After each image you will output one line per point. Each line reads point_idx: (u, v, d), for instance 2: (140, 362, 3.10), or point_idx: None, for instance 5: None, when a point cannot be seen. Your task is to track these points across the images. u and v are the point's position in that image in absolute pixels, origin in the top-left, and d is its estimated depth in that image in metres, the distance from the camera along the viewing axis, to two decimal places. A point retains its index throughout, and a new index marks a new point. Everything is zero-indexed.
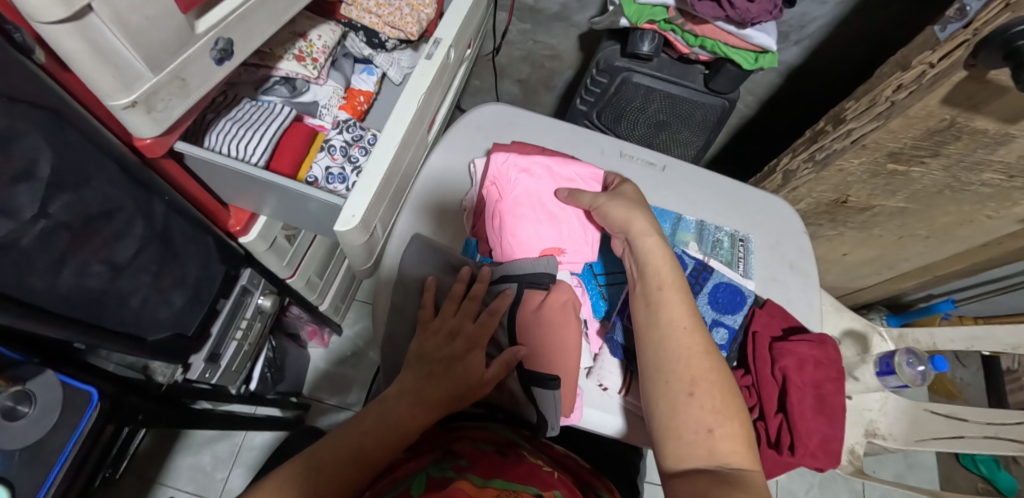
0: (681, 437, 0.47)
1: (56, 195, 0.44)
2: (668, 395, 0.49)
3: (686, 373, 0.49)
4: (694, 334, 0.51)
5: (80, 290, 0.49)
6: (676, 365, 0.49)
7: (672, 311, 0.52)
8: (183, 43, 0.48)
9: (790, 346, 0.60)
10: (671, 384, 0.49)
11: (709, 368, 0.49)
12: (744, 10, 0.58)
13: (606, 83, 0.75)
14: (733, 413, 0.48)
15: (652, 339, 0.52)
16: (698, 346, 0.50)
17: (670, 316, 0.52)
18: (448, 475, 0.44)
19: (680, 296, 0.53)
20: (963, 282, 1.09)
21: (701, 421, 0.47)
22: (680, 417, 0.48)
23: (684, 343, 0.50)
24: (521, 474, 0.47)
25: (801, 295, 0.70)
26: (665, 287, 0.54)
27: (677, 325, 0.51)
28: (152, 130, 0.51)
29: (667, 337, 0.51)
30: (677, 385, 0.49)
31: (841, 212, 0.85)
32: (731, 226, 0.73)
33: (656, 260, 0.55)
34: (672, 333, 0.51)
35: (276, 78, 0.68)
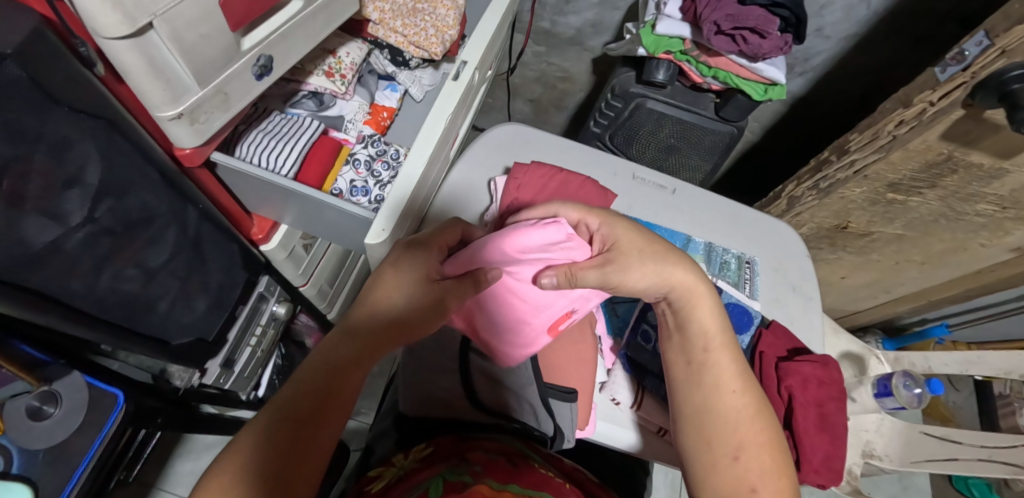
0: (718, 490, 0.46)
1: (102, 202, 0.46)
2: (708, 449, 0.47)
3: (733, 438, 0.47)
4: (745, 391, 0.49)
5: (115, 293, 0.51)
6: (723, 429, 0.47)
7: (721, 371, 0.50)
8: (229, 59, 0.51)
9: (795, 365, 0.62)
10: (710, 443, 0.47)
11: (758, 433, 0.47)
12: (756, 45, 0.62)
13: (620, 107, 0.78)
14: (767, 453, 0.47)
15: (695, 398, 0.50)
16: (747, 409, 0.48)
17: (717, 379, 0.49)
18: (462, 478, 0.43)
19: (731, 357, 0.51)
20: (957, 307, 1.12)
21: (739, 481, 0.45)
22: (715, 474, 0.46)
23: (729, 403, 0.48)
24: (539, 482, 0.46)
25: (804, 316, 0.73)
26: (715, 347, 0.51)
27: (724, 388, 0.49)
28: (193, 140, 0.53)
29: (713, 398, 0.49)
30: (722, 449, 0.47)
31: (841, 237, 0.88)
32: (738, 249, 0.75)
33: (701, 319, 0.52)
34: (717, 396, 0.49)
35: (304, 93, 0.71)
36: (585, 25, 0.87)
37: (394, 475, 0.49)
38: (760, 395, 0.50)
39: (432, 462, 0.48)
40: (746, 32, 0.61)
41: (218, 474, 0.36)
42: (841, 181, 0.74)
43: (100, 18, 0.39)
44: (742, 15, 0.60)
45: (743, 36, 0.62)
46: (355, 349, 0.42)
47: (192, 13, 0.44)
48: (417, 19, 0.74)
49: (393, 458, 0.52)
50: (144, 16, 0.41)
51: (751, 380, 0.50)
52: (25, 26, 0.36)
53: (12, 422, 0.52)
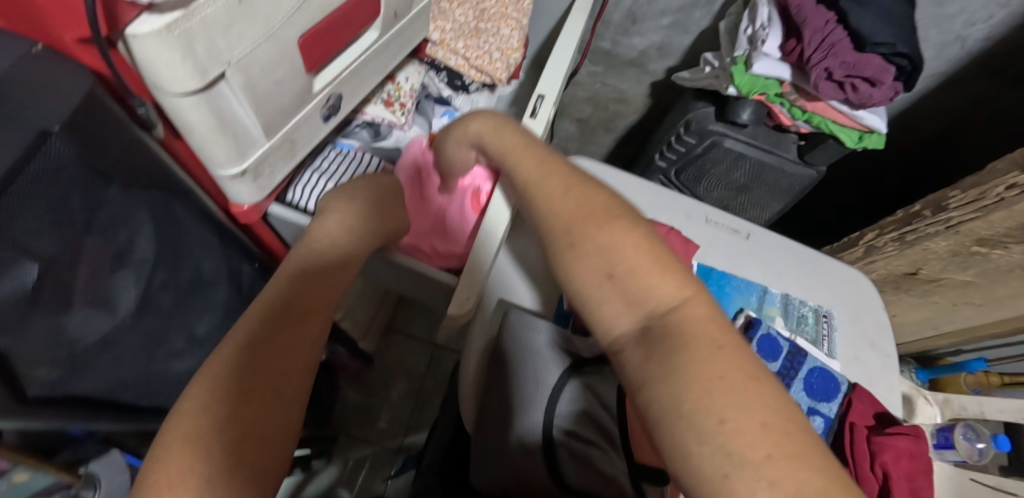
0: (601, 307, 0.33)
1: (155, 276, 0.40)
2: (578, 279, 0.35)
3: (591, 243, 0.34)
4: (594, 201, 0.38)
5: (164, 371, 0.44)
6: (567, 245, 0.36)
7: (554, 198, 0.38)
8: (301, 103, 0.44)
9: (889, 439, 0.58)
10: (608, 274, 0.33)
11: (622, 235, 0.34)
12: (867, 95, 0.57)
13: (693, 143, 0.72)
14: (663, 269, 0.33)
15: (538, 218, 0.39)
16: (594, 213, 0.36)
17: (553, 209, 0.38)
18: None
19: (566, 187, 0.39)
20: (997, 341, 1.10)
21: (626, 308, 0.32)
22: (607, 313, 0.33)
23: (571, 232, 0.36)
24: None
25: (882, 377, 0.69)
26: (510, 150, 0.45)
27: (576, 210, 0.37)
28: (253, 196, 0.46)
29: (548, 225, 0.38)
30: (584, 260, 0.34)
31: (908, 281, 0.84)
32: (814, 300, 0.71)
33: (532, 167, 0.42)
34: (554, 219, 0.37)
35: (359, 122, 0.65)
36: (650, 48, 0.81)
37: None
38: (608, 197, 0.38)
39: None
40: (859, 80, 0.56)
41: (158, 475, 0.24)
42: (930, 235, 0.70)
43: (166, 72, 0.31)
44: (859, 63, 0.55)
45: (853, 84, 0.56)
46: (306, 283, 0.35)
47: (269, 56, 0.37)
48: (480, 41, 0.68)
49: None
50: (217, 65, 0.33)
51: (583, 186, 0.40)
52: (71, 93, 0.30)
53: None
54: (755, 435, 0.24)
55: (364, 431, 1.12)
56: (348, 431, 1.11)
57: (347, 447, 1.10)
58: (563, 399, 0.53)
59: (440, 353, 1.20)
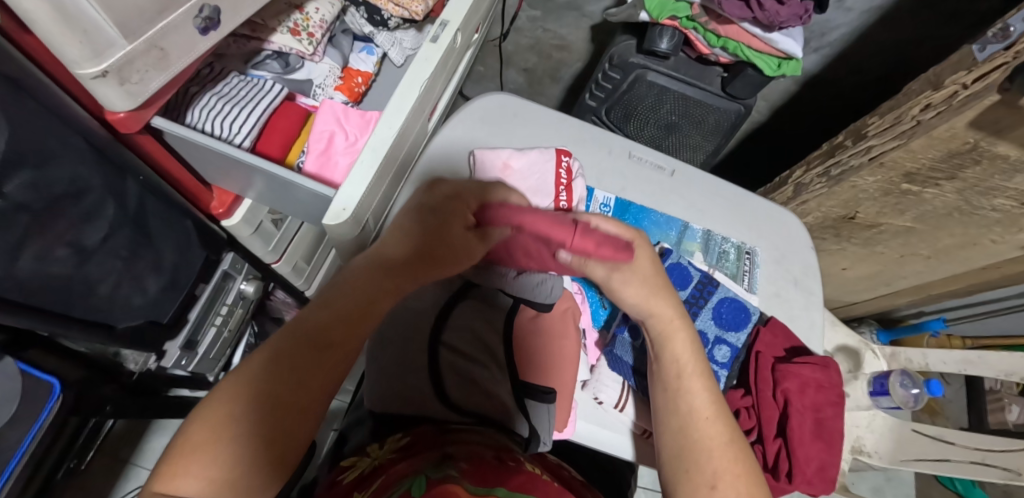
0: None
1: (15, 173, 0.40)
2: (688, 487, 0.42)
3: (709, 466, 0.42)
4: (719, 422, 0.45)
5: (42, 275, 0.46)
6: (698, 456, 0.43)
7: (694, 397, 0.46)
8: (163, 9, 0.44)
9: (793, 368, 0.58)
10: (711, 485, 0.42)
11: (734, 462, 0.43)
12: (773, 12, 0.55)
13: (618, 79, 0.71)
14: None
15: (678, 420, 0.46)
16: (721, 439, 0.44)
17: (690, 404, 0.46)
18: (447, 475, 0.38)
19: (705, 385, 0.47)
20: (956, 301, 1.09)
21: None
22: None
23: (710, 442, 0.43)
24: (528, 485, 0.39)
25: (804, 313, 0.68)
26: (668, 334, 0.48)
27: (707, 423, 0.44)
28: (126, 103, 0.46)
29: (688, 426, 0.45)
30: (697, 479, 0.42)
31: (848, 228, 0.83)
32: (738, 238, 0.70)
33: (700, 393, 0.46)
34: (693, 425, 0.45)
35: (268, 53, 0.64)
36: None
37: (367, 465, 0.46)
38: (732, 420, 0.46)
39: (412, 450, 0.45)
40: None
41: (183, 458, 0.32)
42: (855, 168, 0.68)
43: None
44: None
45: (758, 1, 0.55)
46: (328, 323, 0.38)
47: None
48: None
49: (367, 448, 0.49)
50: None
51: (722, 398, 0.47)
52: None
53: None
54: None
55: None
56: None
57: None
58: (455, 319, 0.54)
59: None
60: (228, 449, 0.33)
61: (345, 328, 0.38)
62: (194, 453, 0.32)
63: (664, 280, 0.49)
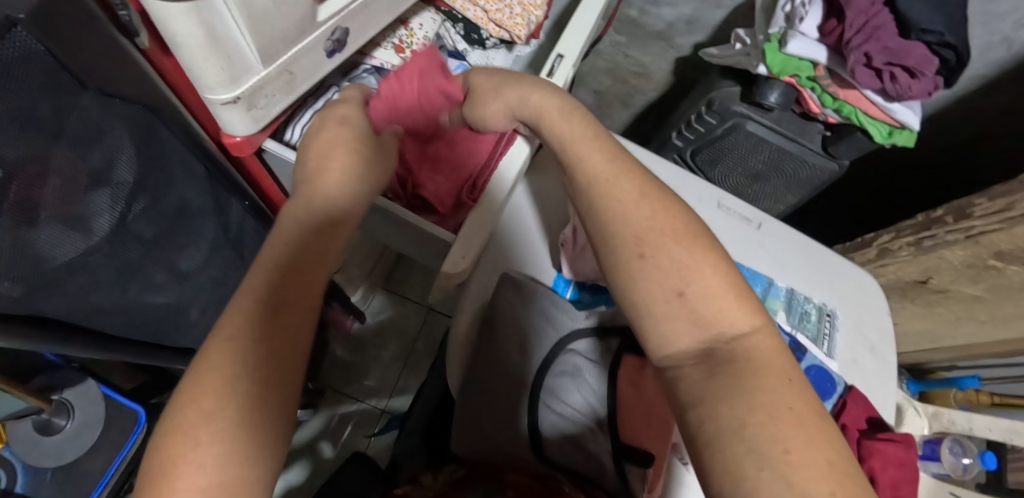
0: (657, 319, 0.33)
1: (135, 202, 0.38)
2: (642, 291, 0.34)
3: (628, 233, 0.35)
4: (636, 187, 0.38)
5: (143, 303, 0.43)
6: (621, 248, 0.35)
7: (618, 184, 0.38)
8: (302, 32, 0.41)
9: (879, 445, 0.58)
10: (644, 258, 0.34)
11: (665, 221, 0.35)
12: (904, 86, 0.53)
13: (713, 124, 0.69)
14: (717, 274, 0.34)
15: (601, 206, 0.37)
16: (655, 212, 0.36)
17: (585, 168, 0.39)
18: None
19: (595, 145, 0.41)
20: (994, 360, 1.09)
21: (689, 318, 0.32)
22: (679, 337, 0.32)
23: (635, 220, 0.36)
24: None
25: (879, 382, 0.68)
26: (552, 118, 0.43)
27: (635, 207, 0.36)
28: (247, 128, 0.44)
29: (606, 198, 0.37)
30: (623, 248, 0.35)
31: (916, 291, 0.82)
32: (819, 298, 0.69)
33: (597, 162, 0.39)
34: (609, 199, 0.37)
35: (367, 67, 0.61)
36: (678, 20, 0.76)
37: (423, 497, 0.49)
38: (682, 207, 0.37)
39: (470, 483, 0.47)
40: (899, 69, 0.53)
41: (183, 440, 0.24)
42: (948, 242, 0.67)
43: None
44: (903, 51, 0.52)
45: (892, 73, 0.53)
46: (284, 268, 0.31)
47: None
48: None
49: (422, 477, 0.52)
50: None
51: (626, 161, 0.40)
52: None
53: (25, 436, 0.67)
54: (827, 475, 0.25)
55: (349, 386, 1.12)
56: (336, 386, 1.11)
57: (333, 401, 1.10)
58: (554, 373, 0.52)
59: (433, 316, 1.19)
60: (223, 413, 0.25)
61: (307, 269, 0.32)
62: (184, 440, 0.24)
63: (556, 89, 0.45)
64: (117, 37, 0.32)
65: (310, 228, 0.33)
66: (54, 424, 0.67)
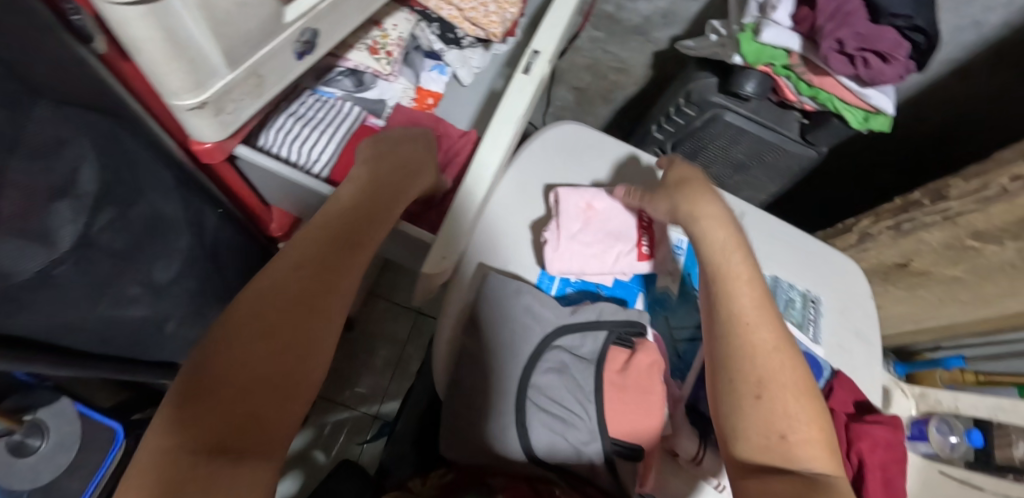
0: (751, 440, 0.41)
1: (101, 214, 0.37)
2: (734, 402, 0.43)
3: (752, 372, 0.43)
4: (766, 327, 0.46)
5: (115, 318, 0.42)
6: (741, 363, 0.44)
7: (758, 327, 0.45)
8: (268, 35, 0.40)
9: (867, 427, 0.58)
10: (752, 391, 0.42)
11: (791, 373, 0.43)
12: (877, 71, 0.54)
13: (693, 115, 0.69)
14: (811, 421, 0.41)
15: (725, 331, 0.46)
16: (779, 345, 0.44)
17: (731, 310, 0.47)
18: None
19: (749, 287, 0.49)
20: (977, 340, 1.11)
21: (781, 452, 0.40)
22: (764, 457, 0.40)
23: (758, 342, 0.44)
24: None
25: (865, 366, 0.68)
26: (717, 236, 0.53)
27: (757, 331, 0.45)
28: (216, 134, 0.43)
29: (746, 332, 0.45)
30: (742, 386, 0.43)
31: (896, 274, 0.84)
32: (803, 285, 0.69)
33: (742, 300, 0.47)
34: (748, 335, 0.45)
35: (342, 69, 0.61)
36: (655, 15, 0.76)
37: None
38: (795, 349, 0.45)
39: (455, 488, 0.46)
40: (871, 55, 0.53)
41: (171, 432, 0.29)
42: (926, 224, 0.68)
43: None
44: (873, 35, 0.52)
45: (864, 58, 0.53)
46: (269, 309, 0.36)
47: None
48: None
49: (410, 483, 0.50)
50: None
51: (765, 298, 0.48)
52: None
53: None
54: None
55: (339, 393, 1.10)
56: (325, 396, 1.10)
57: (323, 411, 1.08)
58: (541, 370, 0.52)
59: (423, 320, 1.18)
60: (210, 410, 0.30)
61: (312, 301, 0.38)
62: (178, 423, 0.30)
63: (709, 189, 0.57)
64: (72, 45, 0.31)
65: (304, 272, 0.39)
66: (28, 446, 0.68)
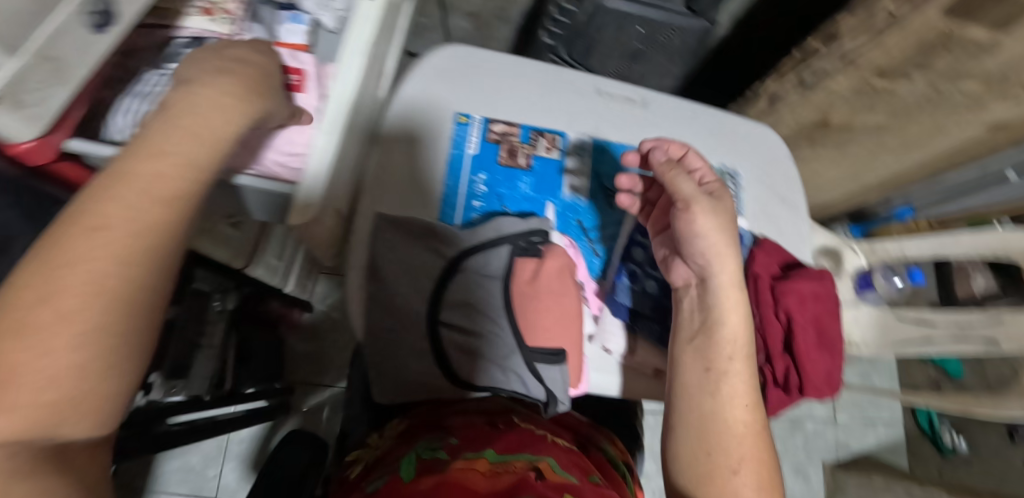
0: None
1: None
2: (711, 473, 0.42)
3: (735, 450, 0.42)
4: (752, 414, 0.44)
5: None
6: (724, 441, 0.42)
7: (727, 399, 0.44)
8: (36, 7, 0.35)
9: (791, 284, 0.57)
10: (709, 451, 0.42)
11: (754, 449, 0.43)
12: None
13: (575, 11, 0.66)
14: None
15: (699, 405, 0.44)
16: (750, 429, 0.43)
17: (730, 388, 0.44)
18: (435, 455, 0.42)
19: (746, 368, 0.45)
20: (923, 189, 1.13)
21: None
22: None
23: (738, 426, 0.43)
24: (515, 445, 0.44)
25: (792, 227, 0.68)
26: (725, 307, 0.46)
27: (733, 412, 0.43)
28: (30, 130, 0.39)
29: (721, 411, 0.43)
30: (721, 459, 0.42)
31: (820, 133, 0.83)
32: (719, 161, 0.67)
33: (738, 383, 0.44)
34: (723, 409, 0.44)
35: (187, 41, 0.61)
36: None
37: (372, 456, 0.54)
38: (763, 435, 0.44)
39: (407, 436, 0.49)
40: None
41: None
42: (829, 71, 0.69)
43: None
44: None
45: None
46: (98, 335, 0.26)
47: None
48: None
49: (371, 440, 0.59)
50: None
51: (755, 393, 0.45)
52: None
53: None
54: None
55: (319, 377, 1.18)
56: (305, 380, 1.17)
57: (304, 396, 1.16)
58: (448, 304, 0.51)
59: None
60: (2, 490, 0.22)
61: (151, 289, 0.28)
62: None
63: (732, 231, 0.47)
64: None
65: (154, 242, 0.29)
66: None
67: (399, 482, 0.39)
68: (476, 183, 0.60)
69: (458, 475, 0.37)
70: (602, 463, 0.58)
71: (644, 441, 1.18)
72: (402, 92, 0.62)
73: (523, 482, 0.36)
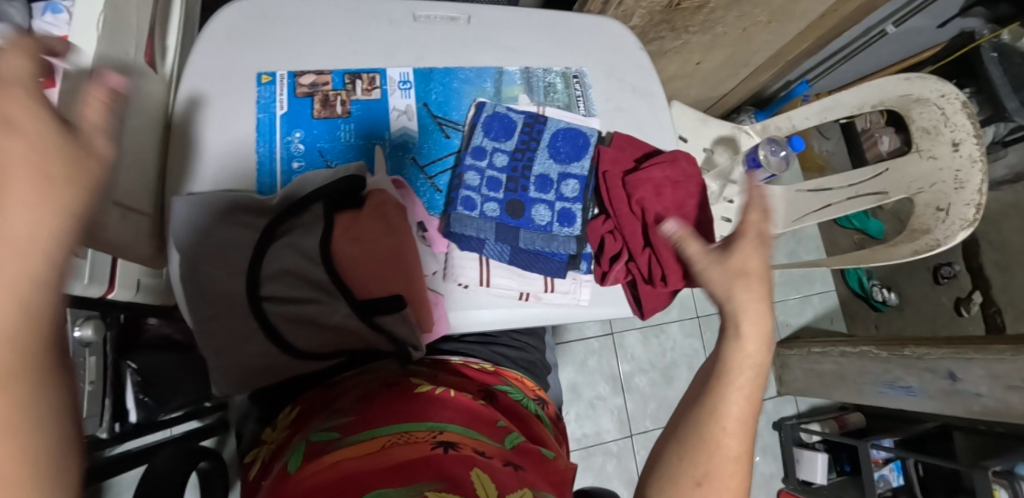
0: None
1: None
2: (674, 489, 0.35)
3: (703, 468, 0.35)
4: (739, 441, 0.36)
5: None
6: (697, 457, 0.35)
7: (725, 402, 0.36)
8: None
9: (642, 175, 0.55)
10: (681, 457, 0.36)
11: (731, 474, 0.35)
12: None
13: None
14: None
15: (686, 416, 0.37)
16: (733, 459, 0.36)
17: (722, 411, 0.36)
18: (329, 438, 0.37)
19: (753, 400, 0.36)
20: (812, 60, 1.12)
21: None
22: None
23: (719, 450, 0.35)
24: (417, 411, 0.39)
25: (650, 118, 0.65)
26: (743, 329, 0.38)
27: (727, 435, 0.35)
28: None
29: (707, 428, 0.36)
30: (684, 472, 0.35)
31: (679, 18, 0.80)
32: (560, 64, 0.63)
33: (741, 409, 0.36)
34: (711, 429, 0.36)
35: None
36: None
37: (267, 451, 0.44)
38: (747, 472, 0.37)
39: (303, 422, 0.42)
40: None
41: None
42: None
43: None
44: None
45: None
46: None
47: None
48: None
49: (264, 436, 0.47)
50: None
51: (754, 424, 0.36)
52: None
53: None
54: None
55: None
56: None
57: None
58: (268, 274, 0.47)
59: None
60: None
61: None
62: None
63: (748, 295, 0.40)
64: None
65: None
66: None
67: (286, 476, 0.34)
68: (292, 142, 0.54)
69: (344, 463, 0.33)
70: (512, 406, 0.52)
71: (592, 365, 1.21)
72: (194, 56, 0.54)
73: (422, 458, 0.32)
